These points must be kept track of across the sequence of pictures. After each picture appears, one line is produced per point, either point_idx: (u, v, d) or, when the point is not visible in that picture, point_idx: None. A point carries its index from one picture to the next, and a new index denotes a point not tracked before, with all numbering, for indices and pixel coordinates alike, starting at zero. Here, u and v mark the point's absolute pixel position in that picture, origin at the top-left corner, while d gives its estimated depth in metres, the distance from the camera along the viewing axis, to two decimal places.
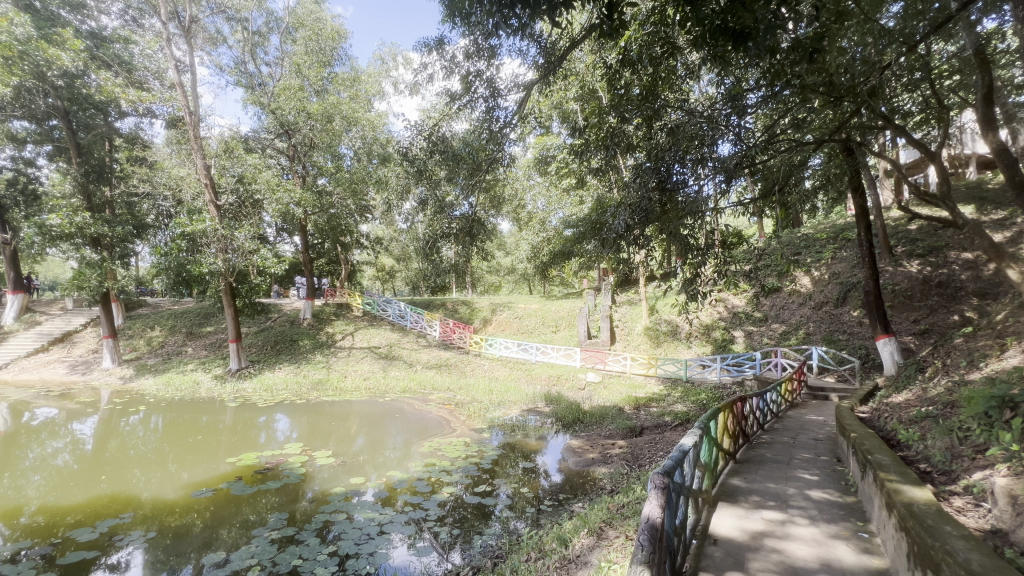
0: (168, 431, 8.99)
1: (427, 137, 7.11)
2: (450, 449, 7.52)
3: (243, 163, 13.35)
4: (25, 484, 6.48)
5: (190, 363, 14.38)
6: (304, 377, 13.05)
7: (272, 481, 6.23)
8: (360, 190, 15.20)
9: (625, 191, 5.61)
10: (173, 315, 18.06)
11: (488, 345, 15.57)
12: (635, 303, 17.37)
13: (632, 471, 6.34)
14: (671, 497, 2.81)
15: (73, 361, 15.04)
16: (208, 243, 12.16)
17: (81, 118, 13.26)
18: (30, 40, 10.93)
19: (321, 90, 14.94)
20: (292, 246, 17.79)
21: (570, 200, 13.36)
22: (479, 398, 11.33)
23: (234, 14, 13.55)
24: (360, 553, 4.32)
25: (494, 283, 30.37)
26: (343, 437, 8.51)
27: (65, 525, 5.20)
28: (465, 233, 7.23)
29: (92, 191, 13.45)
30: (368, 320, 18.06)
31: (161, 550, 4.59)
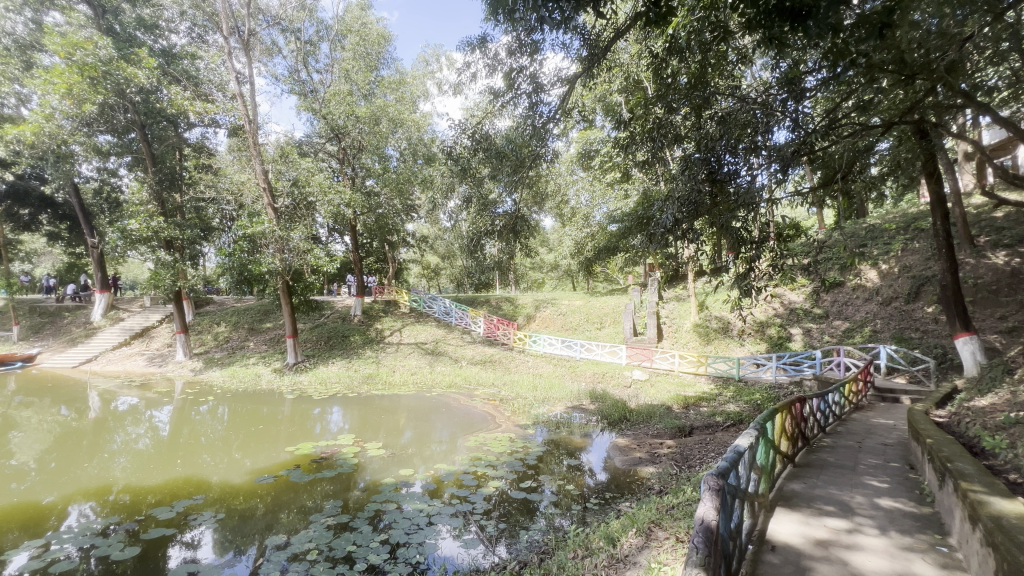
0: (234, 420, 9.65)
1: (471, 136, 7.22)
2: (496, 445, 7.60)
3: (297, 167, 14.05)
4: (112, 465, 7.14)
5: (252, 356, 15.33)
6: (355, 371, 13.60)
7: (327, 470, 6.55)
8: (406, 190, 15.64)
9: (672, 184, 5.44)
10: (236, 312, 19.27)
11: (531, 342, 15.59)
12: (683, 299, 16.86)
13: (681, 471, 6.16)
14: (726, 499, 2.70)
15: (150, 354, 16.38)
16: (267, 244, 12.89)
17: (156, 131, 14.42)
18: (111, 60, 12.09)
19: (368, 94, 15.44)
20: (343, 245, 18.54)
21: (613, 195, 13.12)
22: (523, 394, 11.38)
23: (288, 25, 14.23)
24: (409, 542, 4.45)
25: (537, 280, 30.35)
26: (392, 430, 8.81)
27: (147, 504, 5.69)
28: (509, 230, 7.29)
29: (165, 198, 14.56)
30: (415, 317, 18.56)
31: (229, 531, 4.93)
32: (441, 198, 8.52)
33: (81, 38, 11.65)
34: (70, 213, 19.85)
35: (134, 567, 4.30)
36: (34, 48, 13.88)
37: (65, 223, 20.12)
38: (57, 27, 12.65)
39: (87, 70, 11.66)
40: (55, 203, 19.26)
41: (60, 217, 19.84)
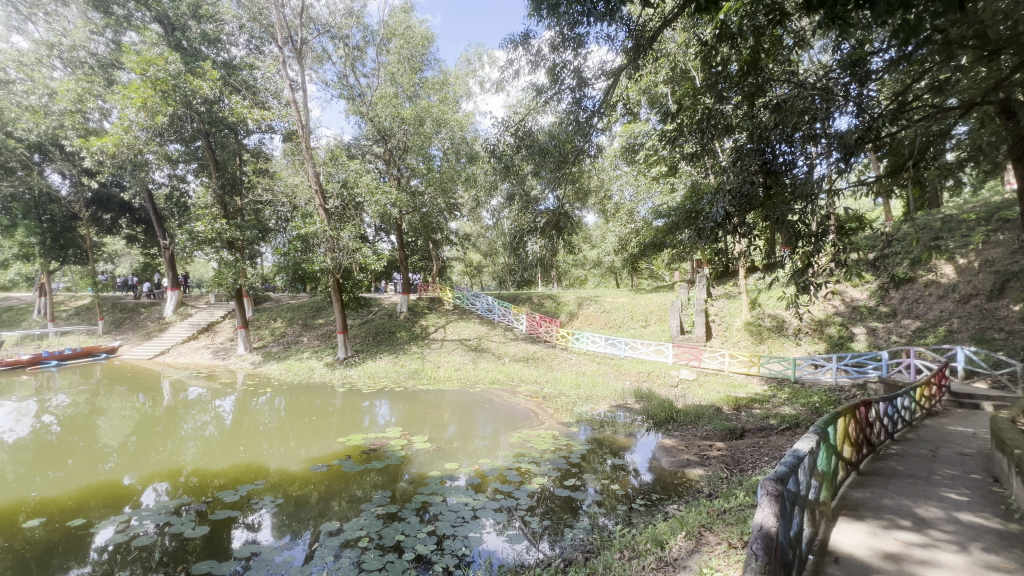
0: (289, 411, 10.19)
1: (514, 133, 7.28)
2: (539, 442, 7.60)
3: (346, 169, 14.58)
4: (182, 450, 7.71)
5: (305, 351, 16.11)
6: (402, 366, 13.99)
7: (376, 461, 6.78)
8: (450, 189, 15.88)
9: (723, 177, 5.23)
10: (291, 308, 20.28)
11: (574, 339, 15.46)
12: (733, 296, 16.19)
13: (732, 475, 5.93)
14: (785, 506, 2.58)
15: (214, 348, 17.53)
16: (319, 243, 13.49)
17: (218, 138, 15.39)
18: (179, 74, 13.09)
19: (413, 96, 15.70)
20: (389, 244, 19.08)
21: (659, 189, 12.78)
22: (566, 392, 11.32)
23: (337, 33, 14.76)
24: (455, 534, 4.53)
25: (580, 277, 29.99)
26: (437, 424, 9.00)
27: (213, 487, 6.10)
28: (552, 227, 7.28)
29: (227, 201, 15.52)
30: (459, 314, 18.83)
31: (287, 516, 5.20)
32: (484, 196, 8.64)
33: (154, 55, 12.67)
34: (145, 217, 21.60)
35: (203, 546, 4.61)
36: (114, 67, 15.20)
37: (141, 227, 21.91)
38: (133, 45, 13.77)
39: (159, 84, 12.61)
40: (133, 208, 21.04)
41: (137, 221, 21.66)
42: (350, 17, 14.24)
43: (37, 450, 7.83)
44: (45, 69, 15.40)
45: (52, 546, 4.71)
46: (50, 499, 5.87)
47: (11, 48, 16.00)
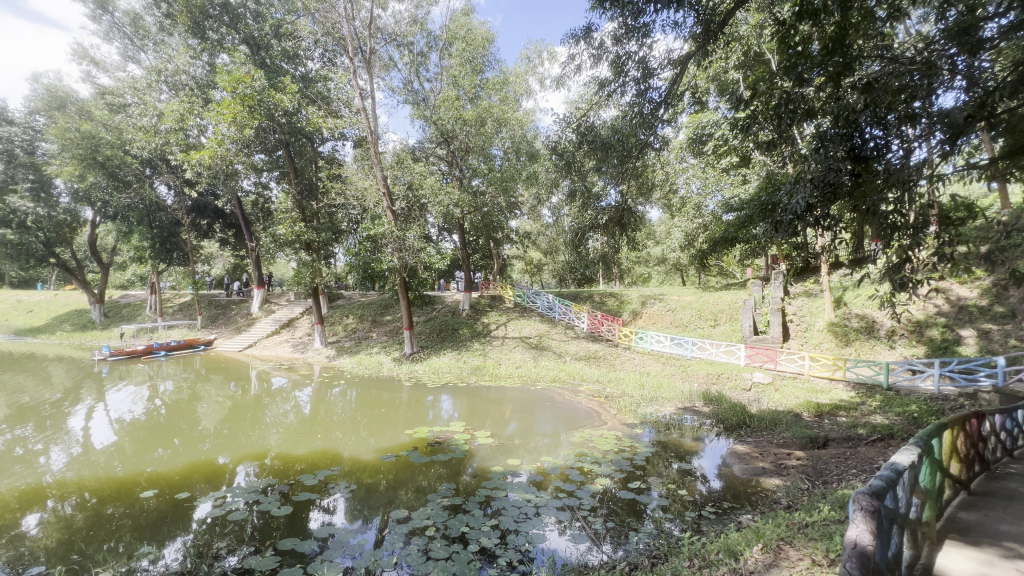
0: (360, 403, 10.77)
1: (575, 128, 7.24)
2: (601, 442, 7.48)
3: (411, 172, 15.13)
4: (268, 435, 8.40)
5: (375, 346, 16.96)
6: (464, 362, 14.32)
7: (441, 454, 7.00)
8: (510, 188, 15.99)
9: (803, 165, 4.86)
10: (362, 306, 21.42)
11: (637, 339, 15.03)
12: (815, 294, 14.97)
13: (814, 487, 5.49)
14: (882, 524, 2.34)
15: (295, 342, 18.93)
16: (386, 244, 14.13)
17: (297, 147, 16.56)
18: (264, 90, 14.15)
19: (474, 97, 15.97)
20: (452, 243, 19.58)
21: (728, 181, 12.11)
22: (629, 392, 11.05)
23: (402, 40, 15.30)
24: (518, 530, 4.56)
25: (643, 275, 29.10)
26: (498, 420, 9.13)
27: (295, 470, 6.60)
28: (615, 223, 7.15)
29: (305, 205, 16.66)
30: (520, 311, 18.94)
31: (359, 501, 5.51)
32: (546, 193, 8.68)
33: (242, 74, 13.85)
34: (235, 222, 23.74)
35: (287, 524, 4.99)
36: (209, 86, 16.82)
37: (232, 231, 24.12)
38: (225, 66, 15.02)
39: (246, 100, 13.75)
40: (225, 214, 23.22)
41: (229, 226, 23.88)
42: (415, 25, 14.75)
43: (149, 430, 8.86)
44: (154, 92, 17.35)
45: (162, 515, 5.30)
46: (159, 473, 6.61)
47: (128, 76, 18.22)
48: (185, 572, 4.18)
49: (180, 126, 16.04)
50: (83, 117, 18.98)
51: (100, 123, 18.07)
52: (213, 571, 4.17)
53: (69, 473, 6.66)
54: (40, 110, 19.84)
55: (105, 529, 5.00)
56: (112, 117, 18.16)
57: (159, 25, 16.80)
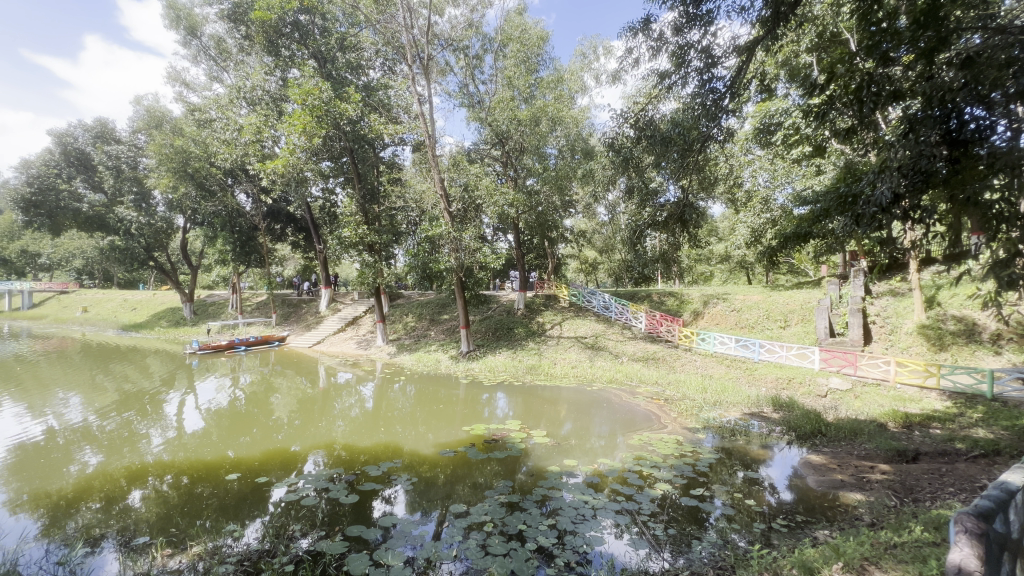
0: (419, 398, 11.14)
1: (634, 122, 7.11)
2: (661, 445, 7.26)
3: (467, 174, 15.39)
4: (335, 427, 8.90)
5: (433, 344, 17.49)
6: (519, 361, 14.41)
7: (498, 451, 7.08)
8: (565, 186, 15.88)
9: (889, 152, 4.46)
10: (420, 305, 22.13)
11: (699, 340, 14.34)
12: (902, 293, 13.64)
13: (903, 505, 5.01)
14: (993, 550, 2.11)
15: (359, 339, 19.90)
16: (444, 244, 14.50)
17: (361, 153, 17.37)
18: (330, 100, 14.95)
19: (529, 97, 16.00)
20: (507, 243, 19.73)
21: (800, 172, 11.30)
22: (691, 395, 10.62)
23: (458, 45, 15.56)
24: (576, 531, 4.52)
25: (705, 273, 27.82)
26: (553, 420, 9.10)
27: (359, 461, 6.95)
28: (675, 219, 6.92)
29: (367, 209, 17.45)
30: (575, 311, 18.72)
31: (419, 494, 5.70)
32: (602, 190, 8.56)
33: (311, 87, 14.66)
34: (305, 226, 25.30)
35: (353, 512, 5.25)
36: (282, 99, 18.00)
37: (302, 234, 25.73)
38: (296, 80, 16.00)
39: (314, 111, 14.53)
40: (296, 218, 24.78)
41: (299, 230, 25.48)
42: (470, 29, 15.01)
43: (231, 418, 9.67)
44: (235, 107, 18.84)
45: (244, 497, 5.76)
46: (241, 459, 7.19)
47: (213, 94, 19.92)
48: (265, 550, 4.52)
49: (257, 137, 17.30)
50: (176, 134, 21.02)
51: (190, 139, 19.86)
52: (289, 551, 4.47)
53: (166, 454, 7.40)
54: (141, 130, 22.19)
55: (196, 507, 5.52)
56: (199, 132, 19.92)
57: (239, 46, 18.26)
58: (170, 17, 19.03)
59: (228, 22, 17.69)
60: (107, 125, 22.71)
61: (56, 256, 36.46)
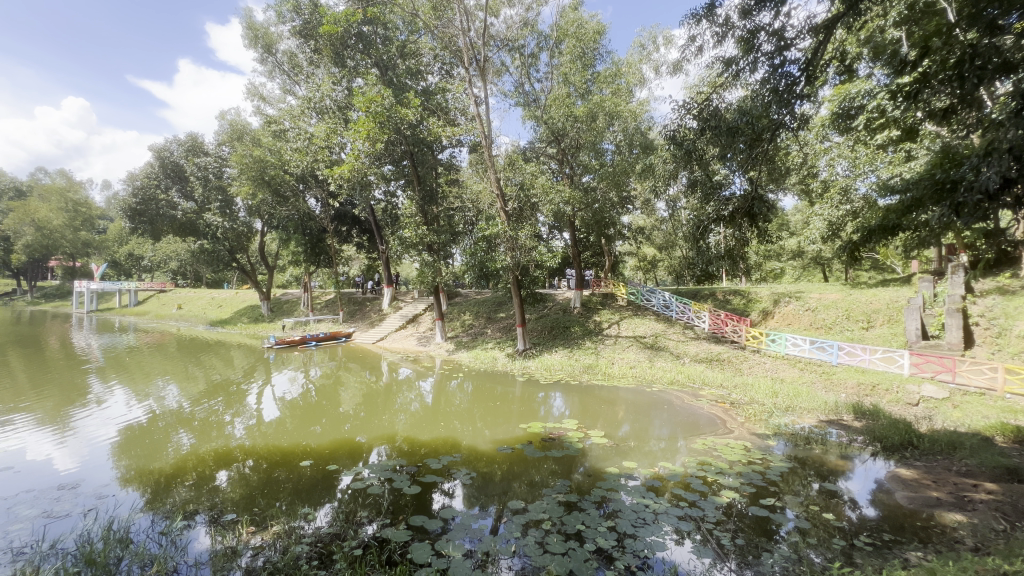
0: (477, 395, 11.35)
1: (699, 113, 6.92)
2: (727, 451, 6.93)
3: (523, 172, 15.49)
4: (397, 420, 9.28)
5: (490, 341, 17.74)
6: (576, 361, 14.27)
7: (555, 450, 7.08)
8: (622, 182, 15.51)
9: (996, 132, 4.01)
10: (477, 303, 22.53)
11: (769, 341, 13.48)
12: (1012, 291, 12.10)
13: (1015, 529, 4.44)
14: None
15: (419, 336, 20.60)
16: (500, 243, 14.66)
17: (420, 156, 17.86)
18: (391, 107, 15.46)
19: (585, 92, 15.78)
20: (563, 241, 19.61)
21: (886, 159, 10.24)
22: (760, 400, 10.01)
23: (514, 44, 15.63)
24: (637, 535, 4.41)
25: (775, 271, 26.10)
26: (611, 421, 8.94)
27: (420, 454, 7.21)
28: (743, 213, 6.89)
29: (426, 210, 17.94)
30: (633, 310, 18.22)
31: (477, 489, 5.81)
32: (663, 184, 8.33)
33: (374, 94, 15.28)
34: (369, 227, 26.52)
35: (416, 503, 5.46)
36: (347, 107, 18.84)
37: (366, 236, 26.99)
38: (360, 88, 16.76)
39: (377, 117, 15.10)
40: (361, 221, 26.07)
41: (364, 231, 26.76)
42: (525, 28, 15.04)
43: (305, 408, 10.36)
44: (306, 118, 20.09)
45: (315, 483, 6.15)
46: (312, 447, 7.68)
47: (287, 106, 21.36)
48: (335, 534, 4.79)
49: (326, 145, 18.30)
50: (255, 145, 22.76)
51: (267, 149, 21.43)
52: (358, 536, 4.71)
53: (248, 440, 8.05)
54: (225, 142, 24.22)
55: (274, 489, 5.96)
56: (275, 142, 21.41)
57: (309, 60, 19.44)
58: (250, 37, 20.65)
59: (300, 38, 18.89)
60: (197, 140, 24.99)
61: (156, 258, 40.74)
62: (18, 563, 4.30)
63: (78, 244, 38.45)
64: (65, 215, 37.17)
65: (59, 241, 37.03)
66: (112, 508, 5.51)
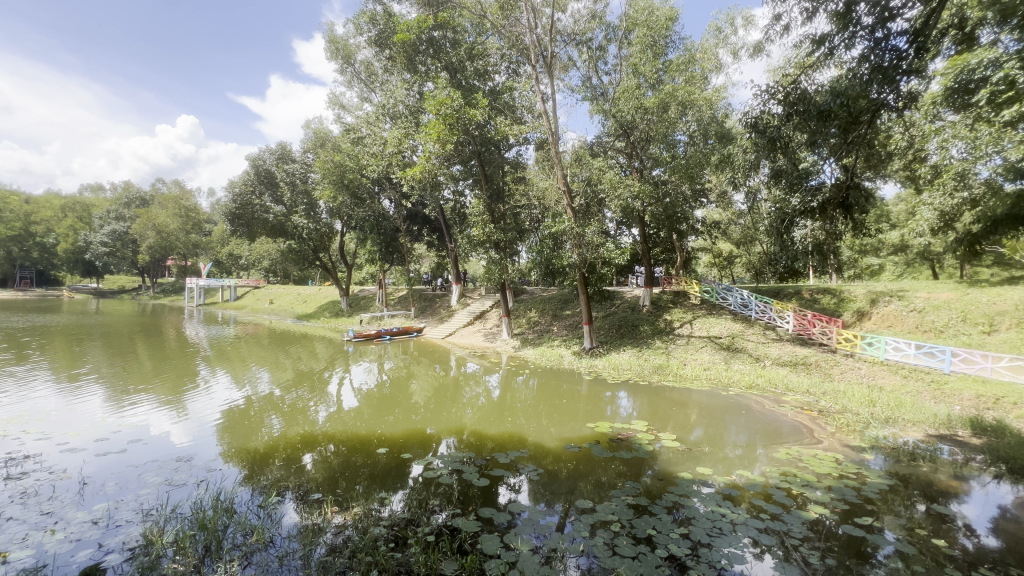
0: (543, 392, 11.37)
1: (785, 98, 6.51)
2: (815, 463, 6.40)
3: (590, 168, 15.26)
4: (465, 413, 9.54)
5: (556, 339, 17.68)
6: (645, 361, 13.86)
7: (624, 451, 6.93)
8: (696, 174, 14.76)
9: None
10: (543, 300, 22.52)
11: (866, 345, 12.21)
12: None
13: None
14: None
15: (486, 332, 20.98)
16: (567, 240, 14.56)
17: (488, 155, 18.19)
18: (460, 108, 15.76)
19: (656, 82, 15.20)
20: (631, 238, 19.06)
21: (1016, 138, 8.82)
22: (854, 409, 9.10)
23: (581, 38, 15.39)
24: (713, 544, 4.20)
25: (873, 268, 23.59)
26: (682, 424, 8.57)
27: (486, 448, 7.36)
28: (835, 204, 6.62)
29: (493, 208, 18.18)
30: (708, 309, 17.30)
31: (543, 486, 5.84)
32: (743, 175, 7.85)
33: (444, 97, 15.68)
34: (438, 226, 27.46)
35: (484, 495, 5.60)
36: (419, 111, 19.70)
37: (436, 234, 27.95)
38: (431, 92, 17.32)
39: (447, 119, 15.51)
40: (431, 220, 27.05)
41: (434, 230, 27.75)
42: (594, 20, 14.76)
43: (380, 398, 10.96)
44: (381, 123, 21.20)
45: (390, 469, 6.49)
46: (387, 435, 8.12)
47: (364, 112, 22.64)
48: (409, 519, 5.03)
49: (400, 148, 19.14)
50: (336, 151, 24.36)
51: (346, 154, 22.80)
52: (430, 523, 4.91)
53: (330, 426, 8.67)
54: (311, 150, 26.18)
55: (353, 473, 6.38)
56: (353, 148, 22.72)
57: (384, 67, 20.45)
58: (331, 50, 22.12)
59: (376, 47, 19.88)
60: (286, 148, 27.19)
61: (253, 257, 44.95)
62: (147, 522, 4.96)
63: (189, 245, 43.34)
64: (179, 220, 42.09)
65: (175, 243, 41.97)
66: (220, 480, 6.18)
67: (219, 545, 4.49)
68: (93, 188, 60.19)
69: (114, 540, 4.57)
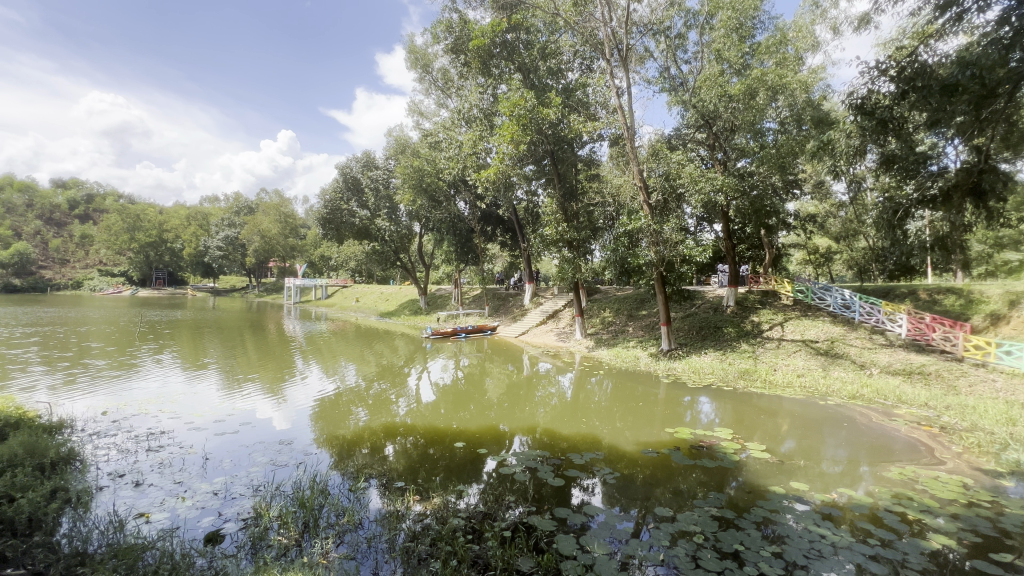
0: (617, 394, 11.12)
1: (901, 74, 5.91)
2: (935, 486, 5.64)
3: (668, 162, 14.65)
4: (538, 412, 9.58)
5: (631, 340, 17.16)
6: (730, 365, 13.00)
7: (706, 460, 6.58)
8: (789, 163, 13.61)
9: None
10: (618, 300, 21.97)
11: (1002, 354, 10.51)
12: None
13: None
14: None
15: (559, 331, 20.88)
16: (643, 238, 14.11)
17: (561, 154, 18.10)
18: (533, 108, 15.75)
19: (742, 68, 14.26)
20: (714, 234, 18.00)
21: None
22: (986, 428, 7.87)
23: (658, 28, 14.82)
24: (810, 567, 3.86)
25: None
26: (771, 434, 7.95)
27: (560, 448, 7.33)
28: (964, 190, 6.20)
29: (567, 207, 18.06)
30: (802, 310, 15.85)
31: (619, 490, 5.69)
32: (846, 162, 7.36)
33: (517, 98, 15.74)
34: (512, 226, 27.80)
35: (559, 495, 5.57)
36: (493, 114, 20.07)
37: (509, 234, 28.33)
38: (505, 94, 17.60)
39: (521, 120, 15.63)
40: (505, 220, 27.46)
41: (507, 230, 28.13)
42: (672, 8, 14.17)
43: (455, 394, 11.33)
44: (457, 127, 21.84)
45: (466, 463, 6.69)
46: (462, 430, 8.37)
47: (441, 118, 23.54)
48: (486, 513, 5.14)
49: (474, 151, 19.65)
50: (415, 155, 25.57)
51: (425, 159, 23.84)
52: (506, 518, 4.99)
53: (410, 419, 9.12)
54: (393, 157, 27.73)
55: (431, 465, 6.66)
56: (431, 153, 23.70)
57: (459, 73, 21.10)
58: (411, 60, 23.24)
59: (452, 54, 20.55)
60: (370, 156, 29.00)
61: (341, 259, 48.48)
62: (256, 497, 5.55)
63: (287, 248, 47.68)
64: (279, 225, 46.46)
65: (276, 247, 46.41)
66: (315, 464, 6.74)
67: (316, 523, 4.90)
68: (211, 199, 68.38)
69: (230, 510, 5.17)
